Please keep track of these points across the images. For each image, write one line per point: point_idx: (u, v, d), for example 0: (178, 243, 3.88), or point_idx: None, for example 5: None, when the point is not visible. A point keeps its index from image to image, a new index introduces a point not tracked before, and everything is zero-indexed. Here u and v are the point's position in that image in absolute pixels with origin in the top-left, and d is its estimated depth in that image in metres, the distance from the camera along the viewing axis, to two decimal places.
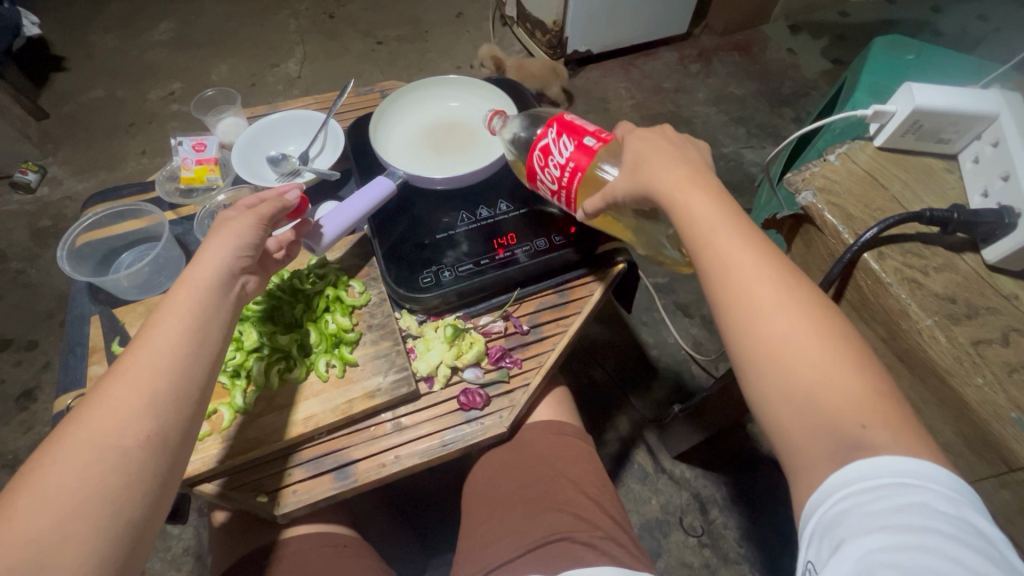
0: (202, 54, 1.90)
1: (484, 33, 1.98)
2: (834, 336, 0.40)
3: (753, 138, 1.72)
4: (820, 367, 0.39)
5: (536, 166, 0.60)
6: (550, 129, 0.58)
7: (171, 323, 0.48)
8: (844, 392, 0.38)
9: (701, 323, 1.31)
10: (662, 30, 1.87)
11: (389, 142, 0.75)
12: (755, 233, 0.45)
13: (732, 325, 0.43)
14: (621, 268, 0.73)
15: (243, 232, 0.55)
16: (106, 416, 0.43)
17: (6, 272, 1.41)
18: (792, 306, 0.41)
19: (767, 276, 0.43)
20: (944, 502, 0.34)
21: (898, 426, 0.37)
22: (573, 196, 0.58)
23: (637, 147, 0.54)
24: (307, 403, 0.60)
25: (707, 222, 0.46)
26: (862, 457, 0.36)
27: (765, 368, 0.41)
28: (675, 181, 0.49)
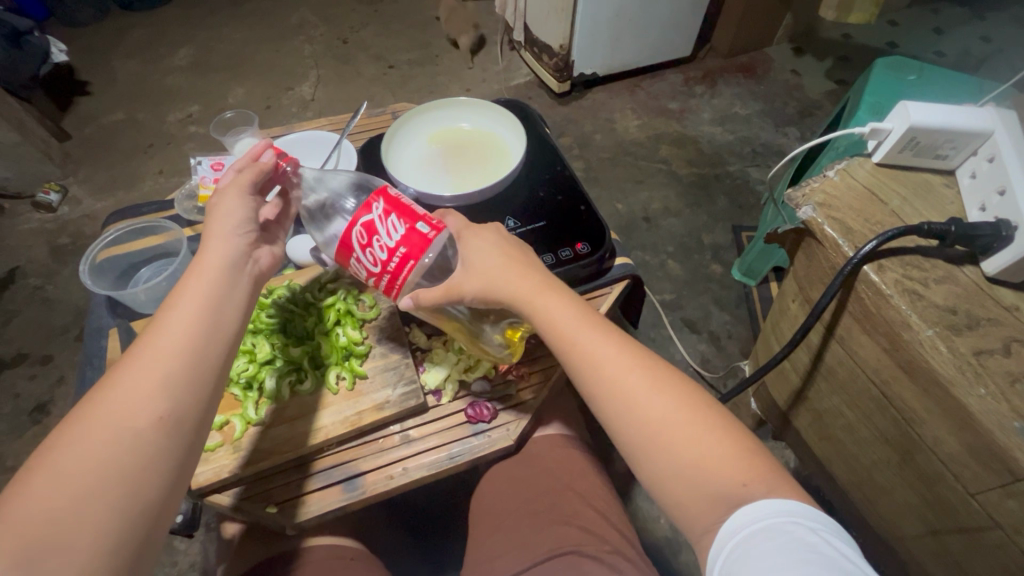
0: (220, 78, 1.97)
1: (493, 58, 2.04)
2: (698, 409, 0.48)
3: (759, 157, 1.73)
4: (695, 439, 0.46)
5: (356, 243, 0.54)
6: (378, 205, 0.53)
7: (188, 306, 0.50)
8: (719, 456, 0.45)
9: (709, 339, 1.36)
10: (667, 53, 1.91)
11: (400, 161, 0.77)
12: (611, 331, 0.54)
13: (615, 418, 0.50)
14: (625, 283, 0.74)
15: (233, 208, 0.56)
16: (122, 398, 0.45)
17: (26, 288, 1.45)
18: (660, 388, 0.49)
19: (631, 365, 0.51)
20: (813, 532, 0.39)
21: (771, 480, 0.44)
22: (397, 283, 0.54)
23: (473, 251, 0.58)
24: (318, 414, 0.61)
25: (570, 323, 0.54)
26: (743, 505, 0.42)
27: (651, 450, 0.47)
28: (532, 290, 0.56)
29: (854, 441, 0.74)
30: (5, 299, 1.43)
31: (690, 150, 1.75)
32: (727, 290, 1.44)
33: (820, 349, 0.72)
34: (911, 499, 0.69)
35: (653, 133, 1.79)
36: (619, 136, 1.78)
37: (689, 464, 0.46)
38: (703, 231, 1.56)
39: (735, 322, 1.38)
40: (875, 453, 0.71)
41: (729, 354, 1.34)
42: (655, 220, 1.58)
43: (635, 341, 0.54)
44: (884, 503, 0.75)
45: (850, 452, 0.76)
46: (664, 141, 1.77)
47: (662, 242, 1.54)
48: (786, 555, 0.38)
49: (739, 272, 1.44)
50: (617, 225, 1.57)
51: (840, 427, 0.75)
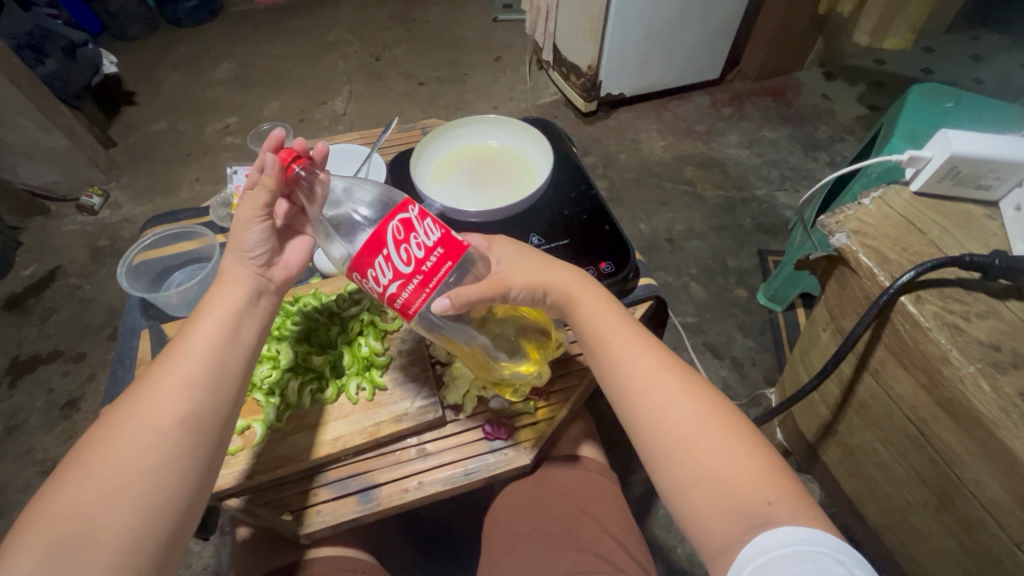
0: (257, 91, 2.05)
1: (521, 77, 2.08)
2: (726, 423, 0.48)
3: (786, 181, 1.71)
4: (723, 452, 0.46)
5: (389, 239, 0.49)
6: (415, 205, 0.51)
7: (212, 312, 0.53)
8: (747, 471, 0.45)
9: (732, 365, 1.33)
10: (694, 76, 1.91)
11: (428, 176, 0.79)
12: (647, 340, 0.56)
13: (641, 424, 0.51)
14: (648, 305, 0.74)
15: (247, 232, 0.56)
16: (151, 399, 0.48)
17: (64, 286, 1.51)
18: (692, 397, 0.50)
19: (664, 373, 0.52)
20: (838, 564, 0.38)
21: (798, 502, 0.43)
22: (429, 286, 0.50)
23: (511, 257, 0.60)
24: (335, 424, 0.61)
25: (607, 331, 0.56)
26: (765, 528, 0.42)
27: (679, 459, 0.48)
28: (573, 289, 0.59)
29: (889, 480, 0.71)
30: (46, 297, 1.49)
31: (716, 172, 1.73)
32: (752, 316, 1.41)
33: (852, 382, 0.69)
34: (950, 545, 0.65)
35: (678, 154, 1.79)
36: (644, 157, 1.78)
37: (714, 477, 0.46)
38: (728, 254, 1.53)
39: (759, 348, 1.35)
40: (911, 494, 0.68)
41: (753, 381, 1.30)
42: (679, 241, 1.57)
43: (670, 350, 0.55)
44: (918, 546, 0.71)
45: (883, 492, 0.73)
46: (690, 163, 1.76)
47: (686, 264, 1.52)
48: None
49: (764, 297, 1.42)
50: (640, 246, 1.56)
51: (873, 464, 0.73)
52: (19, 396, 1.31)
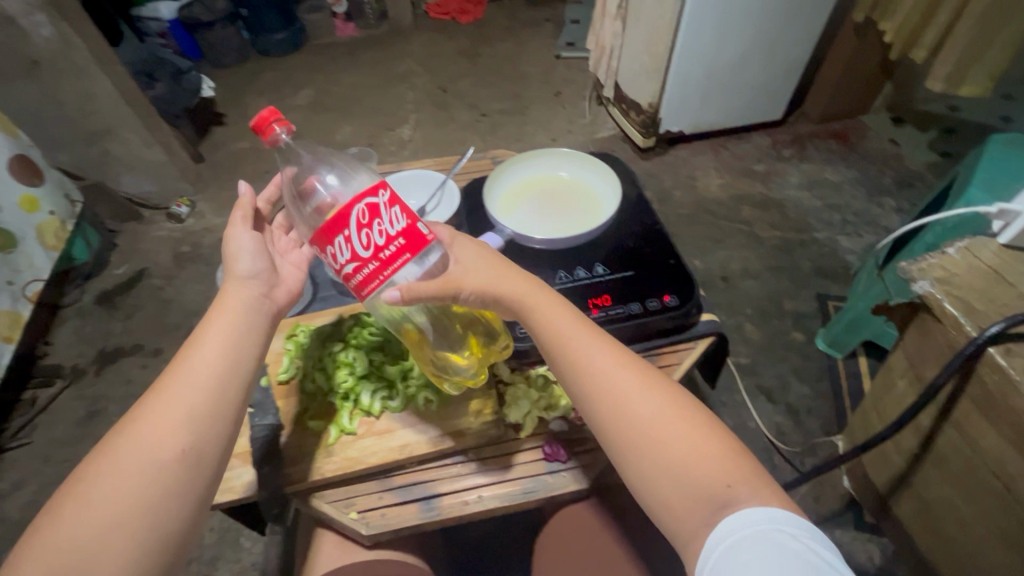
0: (332, 117, 2.20)
1: (580, 112, 2.15)
2: (684, 411, 0.51)
3: (849, 225, 1.67)
4: (679, 439, 0.49)
5: (353, 221, 0.51)
6: (386, 191, 0.52)
7: (212, 350, 0.56)
8: (702, 455, 0.48)
9: (786, 411, 1.28)
10: (755, 116, 1.92)
11: (500, 203, 0.83)
12: (603, 336, 0.57)
13: (603, 418, 0.52)
14: (711, 341, 0.74)
15: (240, 240, 0.65)
16: (151, 432, 0.52)
17: (149, 286, 1.64)
18: (651, 389, 0.52)
19: (622, 367, 0.54)
20: (793, 538, 0.40)
21: (755, 482, 0.45)
22: (385, 273, 0.53)
23: (469, 258, 0.61)
24: (403, 432, 0.64)
25: (565, 328, 0.56)
26: (728, 512, 0.44)
27: (638, 450, 0.49)
28: (525, 286, 0.59)
29: (970, 540, 0.71)
30: (133, 295, 1.62)
31: (775, 213, 1.71)
32: (809, 361, 1.36)
33: (932, 432, 0.71)
34: None
35: (735, 193, 1.78)
36: (700, 194, 1.79)
37: (677, 463, 0.47)
38: (785, 295, 1.49)
39: (816, 396, 1.30)
40: (993, 555, 0.68)
41: (809, 430, 1.25)
42: (733, 279, 1.54)
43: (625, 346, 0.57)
44: None
45: (964, 552, 0.73)
46: (748, 202, 1.75)
47: (740, 303, 1.49)
48: (766, 562, 0.39)
49: (823, 343, 1.37)
50: None
51: (952, 522, 0.73)
52: (101, 384, 1.42)
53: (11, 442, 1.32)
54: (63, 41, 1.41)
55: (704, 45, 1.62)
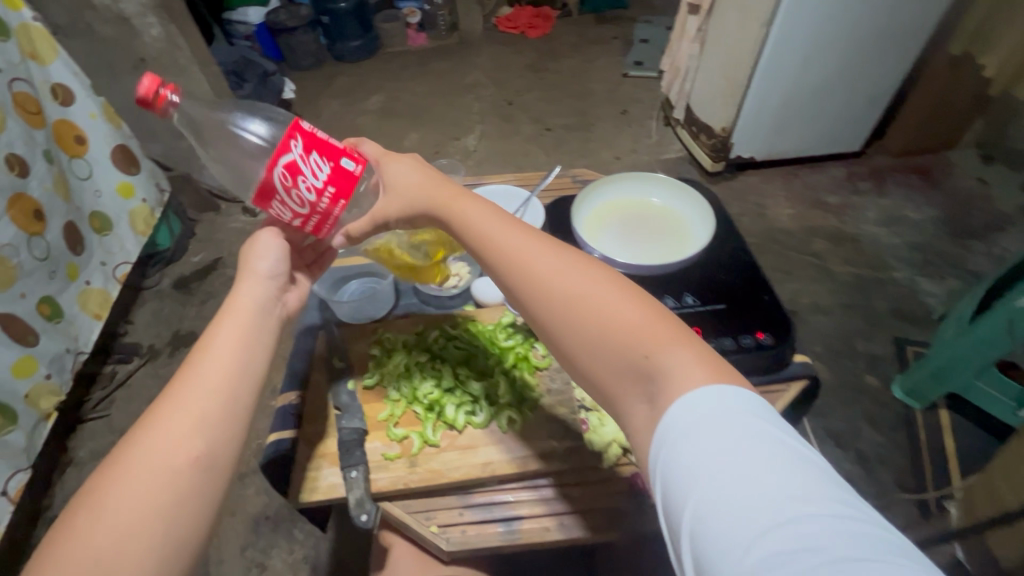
0: (400, 122, 2.26)
1: (646, 131, 2.12)
2: (604, 287, 0.50)
3: (931, 267, 1.58)
4: (602, 317, 0.48)
5: (279, 185, 0.52)
6: (295, 141, 0.51)
7: (224, 352, 0.55)
8: (627, 328, 0.47)
9: (857, 459, 1.21)
10: (833, 146, 1.84)
11: (587, 223, 0.82)
12: (518, 226, 0.56)
13: (532, 311, 0.52)
14: (802, 385, 0.70)
15: (269, 247, 0.63)
16: (162, 437, 0.49)
17: (222, 275, 1.72)
18: (569, 274, 0.51)
19: (539, 257, 0.53)
20: (731, 409, 0.40)
21: (676, 347, 0.45)
22: (328, 221, 0.56)
23: (394, 173, 0.62)
24: (485, 449, 0.64)
25: (482, 225, 0.56)
26: (656, 381, 0.45)
27: (568, 337, 0.49)
28: (442, 192, 0.59)
29: None
30: (206, 283, 1.70)
31: (849, 248, 1.63)
32: (883, 408, 1.28)
33: None
34: None
35: (807, 224, 1.71)
36: (770, 222, 1.73)
37: (606, 343, 0.48)
38: (858, 335, 1.42)
39: (889, 445, 1.22)
40: None
41: (882, 482, 1.18)
42: (803, 314, 1.48)
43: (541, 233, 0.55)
44: None
45: None
46: (820, 234, 1.68)
47: (809, 340, 1.42)
48: (713, 440, 0.39)
49: (900, 391, 1.29)
50: None
51: None
52: (175, 365, 1.50)
53: (91, 413, 1.40)
54: (170, 42, 1.50)
55: (787, 71, 1.57)
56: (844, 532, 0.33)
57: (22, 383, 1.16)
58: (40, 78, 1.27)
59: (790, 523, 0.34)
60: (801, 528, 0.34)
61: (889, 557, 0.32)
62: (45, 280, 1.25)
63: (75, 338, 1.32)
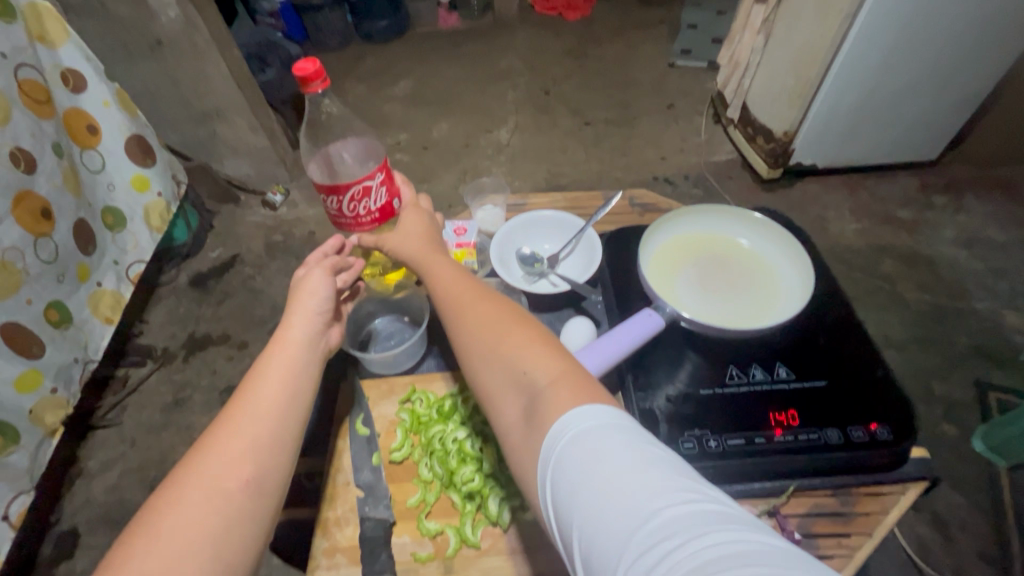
0: (430, 111, 2.13)
1: (694, 129, 1.95)
2: (517, 317, 0.51)
3: (1017, 299, 1.41)
4: (500, 338, 0.49)
5: (349, 192, 0.63)
6: (378, 176, 0.65)
7: (276, 376, 0.51)
8: (524, 351, 0.47)
9: (932, 521, 1.08)
10: (906, 154, 1.66)
11: (658, 266, 0.69)
12: (457, 268, 0.60)
13: (447, 333, 0.53)
14: (921, 487, 0.57)
15: (319, 288, 0.58)
16: (220, 456, 0.45)
17: (241, 274, 1.63)
18: (488, 303, 0.53)
19: (465, 288, 0.56)
20: (606, 419, 0.39)
21: (568, 373, 0.44)
22: (357, 228, 0.68)
23: (404, 221, 0.68)
24: (535, 556, 0.53)
25: (427, 263, 0.61)
26: (539, 401, 0.42)
27: (471, 356, 0.50)
28: (409, 233, 0.65)
29: None
30: (224, 281, 1.62)
31: (922, 272, 1.47)
32: (962, 463, 1.14)
33: None
34: None
35: (874, 243, 1.55)
36: (833, 239, 1.56)
37: (502, 361, 0.47)
38: (932, 376, 1.27)
39: (970, 507, 1.09)
40: None
41: (960, 550, 1.05)
42: None
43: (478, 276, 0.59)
44: None
45: None
46: (890, 255, 1.51)
47: None
48: (586, 452, 0.37)
49: (981, 444, 1.15)
50: None
51: None
52: (189, 371, 1.43)
53: (101, 420, 1.34)
54: (187, 24, 1.37)
55: (869, 71, 1.38)
56: (696, 516, 0.32)
57: (26, 397, 1.10)
58: (49, 63, 1.18)
59: (653, 517, 0.32)
60: (661, 523, 0.32)
61: (734, 528, 0.31)
62: (53, 284, 1.17)
63: (85, 346, 1.26)
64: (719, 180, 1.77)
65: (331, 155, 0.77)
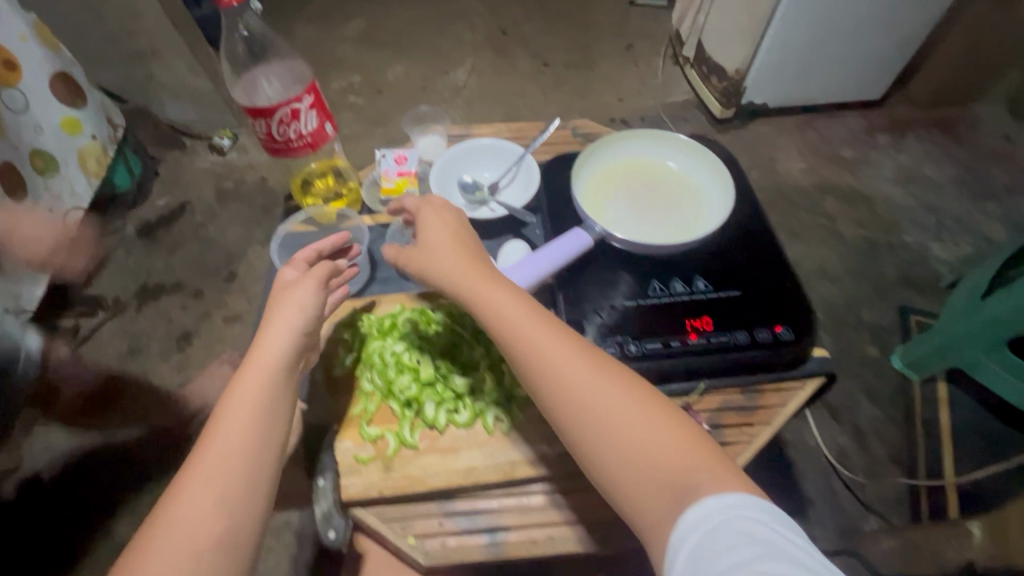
0: (384, 53, 2.04)
1: (653, 70, 1.94)
2: (635, 388, 0.50)
3: (944, 232, 1.50)
4: (632, 422, 0.48)
5: (277, 116, 0.65)
6: (307, 99, 0.67)
7: (241, 411, 0.50)
8: (665, 440, 0.47)
9: (852, 432, 1.19)
10: (853, 94, 1.70)
11: (588, 189, 0.72)
12: (545, 317, 0.53)
13: (553, 406, 0.49)
14: (820, 382, 0.64)
15: (303, 295, 0.57)
16: (192, 503, 0.47)
17: (191, 223, 1.58)
18: (602, 377, 0.49)
19: (569, 352, 0.50)
20: (751, 518, 0.41)
21: (714, 462, 0.46)
22: (289, 152, 0.70)
23: (433, 234, 0.60)
24: (469, 453, 0.58)
25: (506, 311, 0.53)
26: (690, 498, 0.44)
27: (609, 442, 0.48)
28: (462, 268, 0.56)
29: None
30: (174, 230, 1.57)
31: (861, 209, 1.54)
32: (882, 379, 1.25)
33: None
34: None
35: (818, 182, 1.60)
36: (780, 178, 1.61)
37: (640, 451, 0.47)
38: (863, 304, 1.36)
39: (886, 419, 1.20)
40: None
41: (875, 456, 1.16)
42: (808, 280, 1.41)
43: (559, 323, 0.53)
44: None
45: None
46: (832, 193, 1.58)
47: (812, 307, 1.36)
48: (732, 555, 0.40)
49: (900, 363, 1.25)
50: None
51: None
52: (144, 321, 1.41)
53: None
54: None
55: (817, 7, 1.39)
56: None
57: None
58: None
59: None
60: None
61: None
62: None
63: (16, 298, 1.27)
64: (675, 121, 1.78)
65: (255, 79, 0.78)
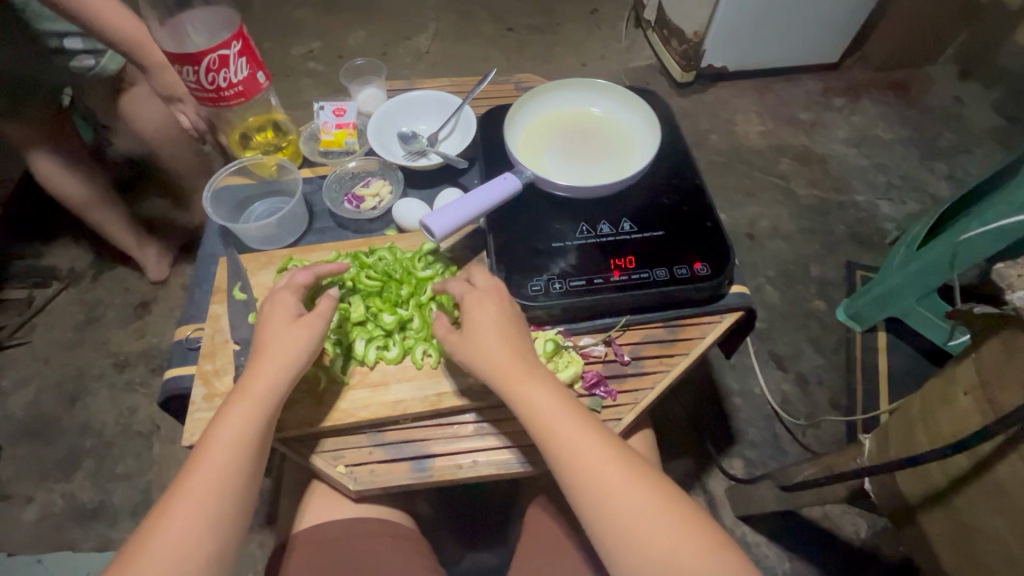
0: (344, 18, 2.00)
1: (616, 35, 1.93)
2: (657, 486, 0.52)
3: (892, 191, 1.54)
4: (655, 523, 0.50)
5: (205, 63, 0.65)
6: (235, 45, 0.66)
7: (221, 459, 0.51)
8: (682, 544, 0.49)
9: (795, 380, 1.24)
10: (810, 56, 1.72)
11: (520, 136, 0.73)
12: (582, 415, 0.55)
13: (586, 503, 0.51)
14: (737, 317, 0.67)
15: (295, 357, 0.55)
16: (169, 548, 0.48)
17: (146, 192, 1.56)
18: (636, 477, 0.52)
19: (607, 454, 0.52)
20: None
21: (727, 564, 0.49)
22: (220, 102, 0.70)
23: (480, 319, 0.57)
24: (398, 387, 0.60)
25: (549, 411, 0.54)
26: None
27: (629, 542, 0.50)
28: (505, 361, 0.55)
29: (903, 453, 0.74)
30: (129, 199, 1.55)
31: (815, 169, 1.58)
32: (826, 331, 1.30)
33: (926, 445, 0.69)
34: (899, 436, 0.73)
35: (775, 144, 1.63)
36: (738, 140, 1.64)
37: (661, 553, 0.49)
38: (812, 260, 1.41)
39: (829, 368, 1.26)
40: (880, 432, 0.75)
41: (815, 401, 1.22)
42: (761, 238, 1.44)
43: (595, 420, 0.55)
44: None
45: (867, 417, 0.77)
46: (787, 154, 1.61)
47: (763, 265, 1.40)
48: None
49: (844, 314, 1.30)
50: None
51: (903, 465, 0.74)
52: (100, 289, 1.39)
53: (8, 340, 1.31)
54: None
55: None
56: None
57: None
58: None
59: None
60: None
61: None
62: None
63: None
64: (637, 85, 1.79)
65: (181, 25, 0.77)
